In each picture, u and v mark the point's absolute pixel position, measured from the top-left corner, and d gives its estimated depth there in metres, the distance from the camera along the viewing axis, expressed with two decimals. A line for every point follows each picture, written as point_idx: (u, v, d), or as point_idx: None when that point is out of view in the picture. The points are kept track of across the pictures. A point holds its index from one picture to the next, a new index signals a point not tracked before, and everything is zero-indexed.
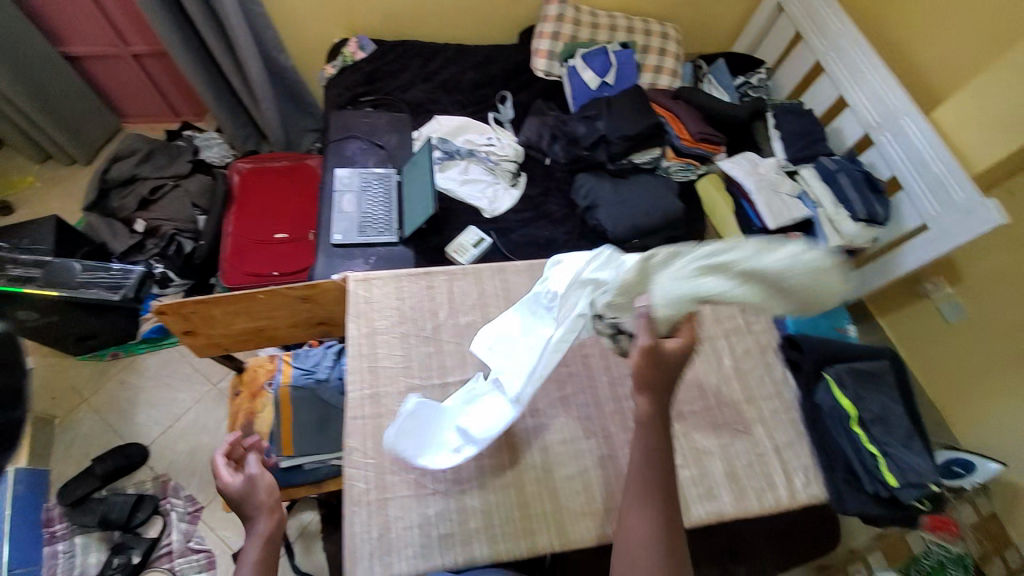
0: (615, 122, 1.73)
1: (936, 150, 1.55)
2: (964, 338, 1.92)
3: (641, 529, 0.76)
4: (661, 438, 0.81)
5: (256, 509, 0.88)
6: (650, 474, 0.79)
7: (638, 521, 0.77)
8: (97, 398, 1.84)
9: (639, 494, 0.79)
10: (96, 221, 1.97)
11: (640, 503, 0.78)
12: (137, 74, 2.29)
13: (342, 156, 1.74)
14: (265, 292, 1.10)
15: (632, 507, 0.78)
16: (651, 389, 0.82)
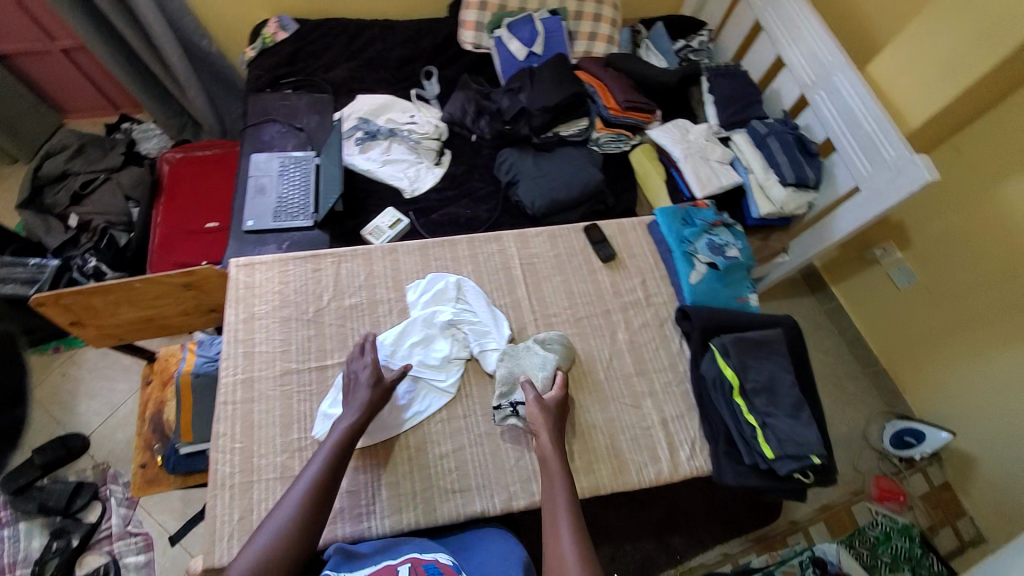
0: (536, 94, 1.67)
1: (868, 105, 1.43)
2: (916, 301, 1.82)
3: (563, 549, 0.79)
4: (562, 472, 0.89)
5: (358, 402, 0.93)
6: (559, 507, 0.85)
7: (560, 543, 0.81)
8: (37, 393, 1.82)
9: (554, 520, 0.84)
10: (30, 219, 1.86)
11: (553, 528, 0.83)
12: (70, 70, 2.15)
13: (259, 140, 1.70)
14: (141, 282, 1.10)
15: (550, 533, 0.83)
16: (546, 430, 0.93)
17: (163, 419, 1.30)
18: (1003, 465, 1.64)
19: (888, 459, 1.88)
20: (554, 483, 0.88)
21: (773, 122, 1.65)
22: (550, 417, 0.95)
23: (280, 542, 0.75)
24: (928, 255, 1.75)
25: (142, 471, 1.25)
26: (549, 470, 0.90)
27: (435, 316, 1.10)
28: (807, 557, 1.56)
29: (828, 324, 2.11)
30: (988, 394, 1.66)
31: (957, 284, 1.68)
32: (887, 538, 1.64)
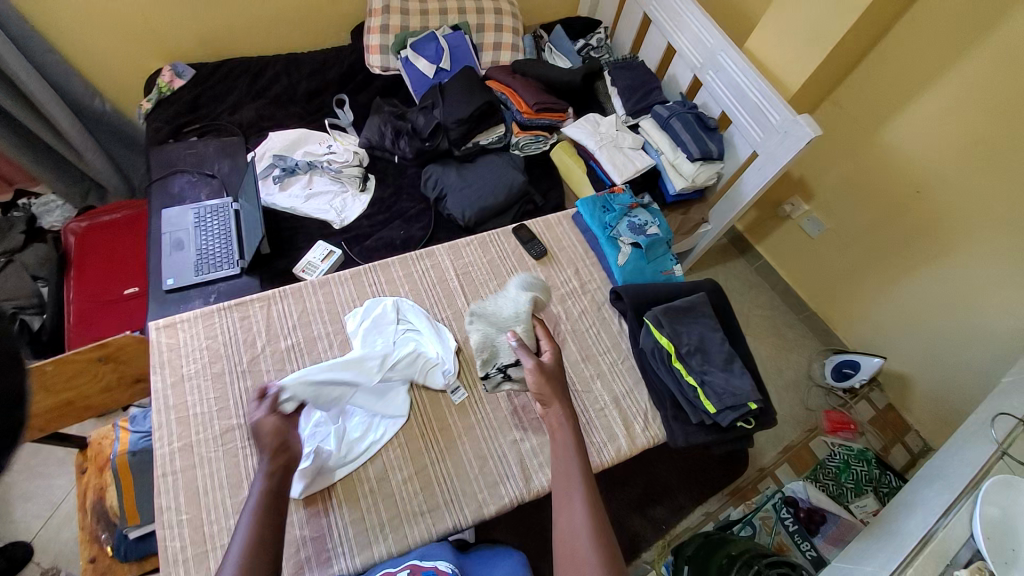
0: (449, 108, 1.70)
1: (750, 78, 1.55)
2: (829, 245, 1.98)
3: (577, 519, 0.77)
4: (572, 437, 0.86)
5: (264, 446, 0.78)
6: (572, 476, 0.82)
7: (572, 512, 0.78)
8: None
9: (567, 492, 0.82)
10: None
11: (564, 498, 0.81)
12: None
13: (168, 194, 1.62)
14: (51, 362, 1.03)
15: (563, 505, 0.80)
16: (557, 394, 0.91)
17: (107, 505, 1.17)
18: (927, 373, 1.85)
19: (834, 393, 2.02)
20: (564, 450, 0.86)
21: (672, 104, 1.75)
22: (555, 378, 0.93)
23: None
24: (831, 203, 1.91)
25: (91, 567, 1.11)
26: (561, 436, 0.88)
27: (372, 347, 1.06)
28: (778, 498, 1.67)
29: (758, 280, 2.27)
30: (903, 316, 1.85)
31: (862, 223, 1.85)
32: (847, 465, 1.77)
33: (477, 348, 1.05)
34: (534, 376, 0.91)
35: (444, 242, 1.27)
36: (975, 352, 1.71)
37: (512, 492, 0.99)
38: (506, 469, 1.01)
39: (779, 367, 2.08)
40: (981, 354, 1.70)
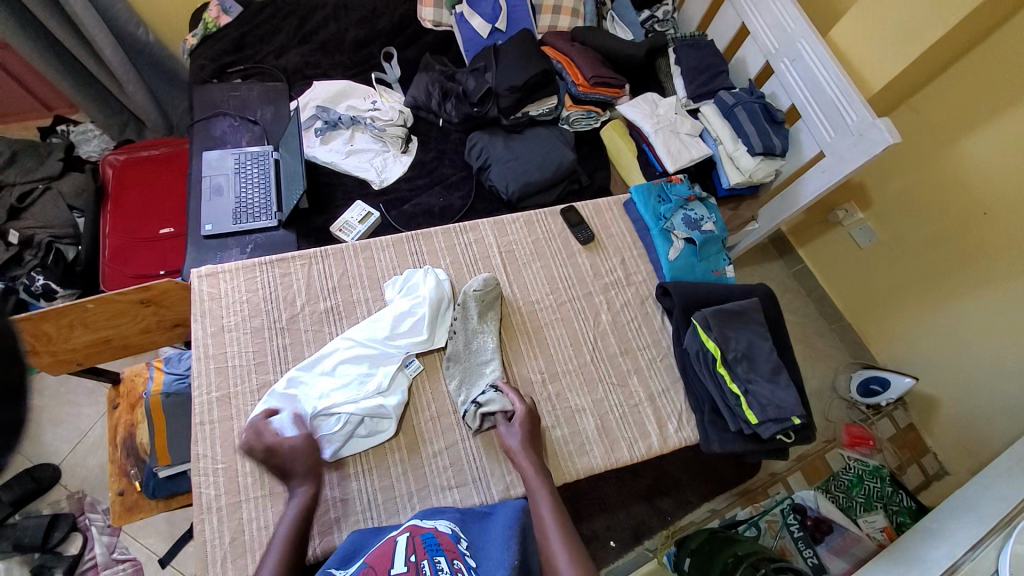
0: (502, 73, 1.61)
1: (832, 70, 1.43)
2: (877, 258, 1.88)
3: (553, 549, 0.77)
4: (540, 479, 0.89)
5: (303, 469, 0.85)
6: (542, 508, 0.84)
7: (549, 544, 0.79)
8: None
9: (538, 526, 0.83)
10: None
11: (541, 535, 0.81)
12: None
13: (210, 137, 1.59)
14: (93, 301, 1.04)
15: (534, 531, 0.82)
16: (524, 453, 0.92)
17: (137, 442, 1.23)
18: (962, 405, 1.74)
19: (857, 407, 1.95)
20: (537, 500, 0.86)
21: (738, 92, 1.65)
22: (525, 435, 0.94)
23: None
24: (888, 214, 1.80)
25: (120, 500, 1.19)
26: (534, 491, 0.87)
27: (373, 337, 1.02)
28: (787, 504, 1.68)
29: (794, 286, 2.18)
30: (943, 341, 1.75)
31: (917, 237, 1.74)
32: (859, 480, 1.77)
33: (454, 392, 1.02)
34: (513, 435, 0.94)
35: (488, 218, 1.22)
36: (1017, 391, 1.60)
37: None
38: None
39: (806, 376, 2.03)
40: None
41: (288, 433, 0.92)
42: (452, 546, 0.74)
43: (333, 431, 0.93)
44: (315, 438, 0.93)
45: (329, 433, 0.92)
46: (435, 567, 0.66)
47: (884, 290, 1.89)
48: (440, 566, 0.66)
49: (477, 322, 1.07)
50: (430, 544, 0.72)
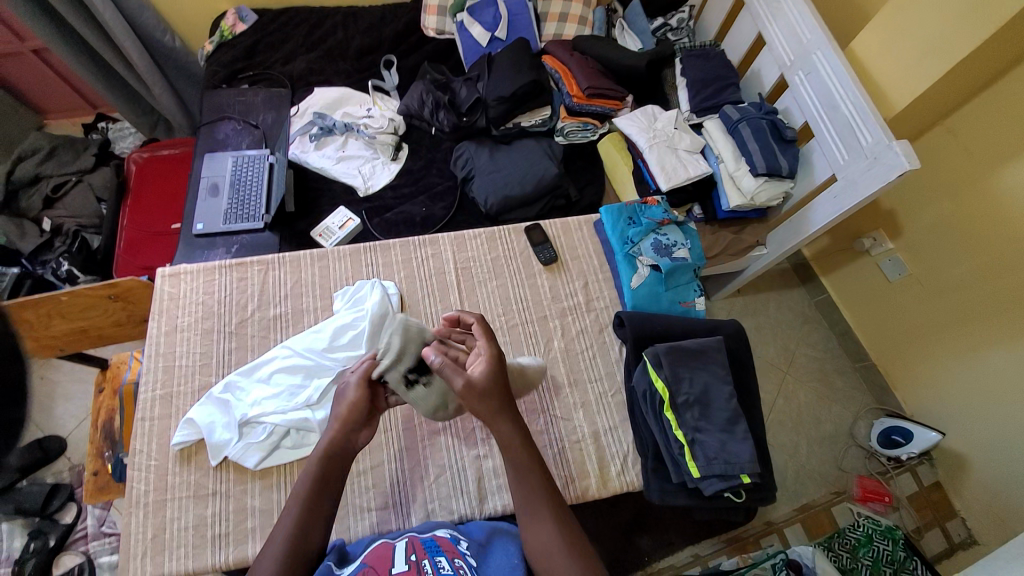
0: (492, 84, 1.59)
1: (848, 86, 1.28)
2: (907, 294, 1.68)
3: (547, 537, 0.76)
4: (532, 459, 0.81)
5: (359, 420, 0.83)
6: (539, 495, 0.80)
7: (540, 529, 0.77)
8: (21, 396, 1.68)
9: (534, 517, 0.79)
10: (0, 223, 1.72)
11: (529, 523, 0.78)
12: (44, 70, 1.97)
13: (213, 140, 1.67)
14: (65, 294, 1.13)
15: (532, 526, 0.78)
16: (499, 421, 0.80)
17: (114, 426, 1.27)
18: (991, 468, 1.53)
19: (876, 457, 1.76)
20: (529, 493, 0.80)
21: (746, 106, 1.52)
22: (493, 388, 0.80)
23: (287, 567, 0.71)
24: (921, 245, 1.60)
25: (92, 480, 1.22)
26: (528, 479, 0.81)
27: (312, 347, 1.03)
28: (780, 559, 1.44)
29: (816, 317, 2.00)
30: (980, 392, 1.54)
31: (954, 274, 1.53)
32: (868, 540, 1.53)
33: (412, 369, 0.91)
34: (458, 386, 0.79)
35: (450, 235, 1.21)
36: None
37: (462, 507, 0.97)
38: (461, 483, 0.99)
39: (817, 417, 1.84)
40: None
41: (217, 437, 0.95)
42: (451, 547, 0.82)
43: (260, 440, 0.95)
44: (242, 445, 0.95)
45: (255, 442, 0.95)
46: (435, 566, 0.74)
47: (914, 330, 1.68)
48: (441, 565, 0.75)
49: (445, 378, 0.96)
50: (430, 546, 0.81)
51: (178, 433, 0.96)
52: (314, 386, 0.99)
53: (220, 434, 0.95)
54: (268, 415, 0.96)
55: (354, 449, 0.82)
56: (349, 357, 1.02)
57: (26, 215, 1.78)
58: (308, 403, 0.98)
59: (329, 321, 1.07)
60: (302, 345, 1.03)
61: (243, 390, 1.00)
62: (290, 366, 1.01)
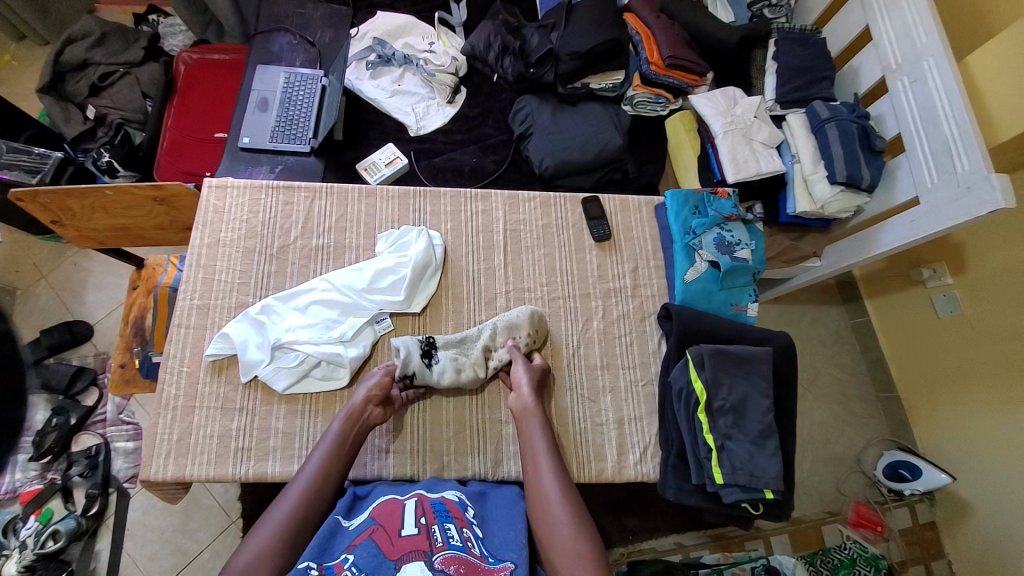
0: (568, 36, 1.47)
1: (955, 104, 1.13)
2: (956, 335, 1.57)
3: (548, 489, 0.85)
4: (539, 419, 0.93)
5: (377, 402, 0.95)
6: (540, 446, 0.90)
7: (544, 484, 0.86)
8: (56, 277, 1.69)
9: (537, 465, 0.88)
10: (47, 104, 1.69)
11: (536, 473, 0.87)
12: None
13: (267, 51, 1.59)
14: (111, 189, 1.11)
15: (533, 473, 0.88)
16: (527, 390, 0.96)
17: (145, 326, 1.29)
18: (999, 525, 1.48)
19: (876, 486, 1.71)
20: (534, 446, 0.90)
21: (837, 106, 1.39)
22: (533, 379, 0.98)
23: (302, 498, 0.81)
24: (983, 286, 1.48)
25: (120, 371, 1.25)
26: (527, 421, 0.94)
27: (351, 286, 1.05)
28: (761, 564, 1.45)
29: (849, 339, 1.88)
30: (1007, 448, 1.46)
31: (1008, 325, 1.42)
32: (851, 563, 1.51)
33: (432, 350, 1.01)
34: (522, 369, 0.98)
35: (501, 195, 1.20)
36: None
37: (477, 466, 0.99)
38: (479, 445, 1.00)
39: (829, 438, 1.77)
40: None
41: (250, 355, 0.98)
42: (460, 514, 0.82)
43: (290, 366, 0.98)
44: (272, 367, 0.98)
45: (286, 366, 0.98)
46: (445, 534, 0.76)
47: (952, 372, 1.59)
48: (450, 533, 0.76)
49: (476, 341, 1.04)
50: (440, 510, 0.81)
51: (213, 344, 0.99)
52: (349, 324, 1.02)
53: (253, 354, 0.98)
54: (301, 344, 0.99)
55: (371, 421, 0.93)
56: (386, 303, 1.04)
57: (71, 100, 1.74)
58: (343, 341, 1.01)
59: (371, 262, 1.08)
60: (343, 283, 1.05)
61: (279, 313, 1.03)
62: (328, 302, 1.03)
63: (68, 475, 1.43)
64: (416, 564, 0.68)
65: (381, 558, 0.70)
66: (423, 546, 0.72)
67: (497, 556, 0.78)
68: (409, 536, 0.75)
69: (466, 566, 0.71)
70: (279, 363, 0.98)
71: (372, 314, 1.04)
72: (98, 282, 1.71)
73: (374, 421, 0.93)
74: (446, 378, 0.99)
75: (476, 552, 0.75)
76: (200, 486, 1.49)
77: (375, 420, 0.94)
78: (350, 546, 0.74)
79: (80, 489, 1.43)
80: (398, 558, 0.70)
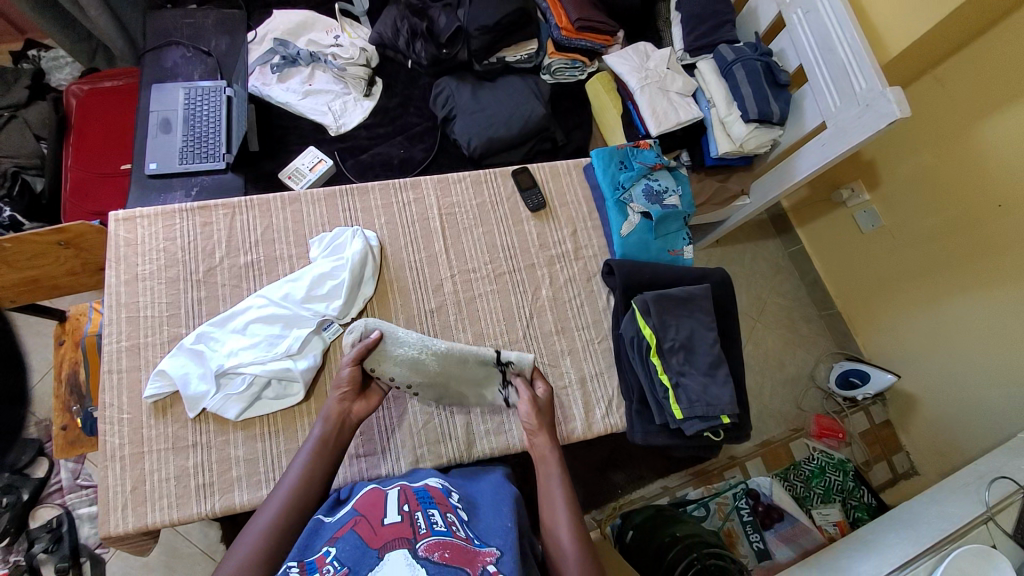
0: (474, 10, 1.44)
1: (845, 28, 1.20)
2: (879, 246, 1.69)
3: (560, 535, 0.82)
4: (556, 456, 0.91)
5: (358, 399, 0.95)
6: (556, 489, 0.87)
7: (556, 528, 0.83)
8: None
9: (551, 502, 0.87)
10: None
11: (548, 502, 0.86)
12: None
13: (159, 68, 1.45)
14: (8, 240, 1.03)
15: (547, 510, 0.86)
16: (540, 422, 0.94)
17: (81, 380, 1.20)
18: (939, 408, 1.62)
19: (832, 398, 1.83)
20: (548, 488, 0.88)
21: (741, 46, 1.45)
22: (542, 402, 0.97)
23: (281, 528, 0.77)
24: (894, 197, 1.61)
25: (63, 434, 1.17)
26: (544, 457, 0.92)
27: (290, 297, 1.02)
28: (741, 489, 1.54)
29: (788, 267, 1.99)
30: (928, 342, 1.61)
31: (923, 226, 1.55)
32: (821, 471, 1.63)
33: (481, 380, 1.01)
34: (526, 407, 0.95)
35: (431, 181, 1.19)
36: (1017, 409, 1.42)
37: (451, 451, 1.01)
38: (449, 429, 1.03)
39: (782, 359, 1.87)
40: (1009, 402, 1.43)
41: (194, 389, 0.94)
42: (444, 499, 0.81)
43: (239, 392, 0.95)
44: (220, 397, 0.95)
45: (235, 393, 0.95)
46: (429, 520, 0.73)
47: (880, 278, 1.71)
48: (433, 519, 0.74)
49: (483, 376, 1.01)
50: (423, 497, 0.80)
51: (150, 385, 0.95)
52: (293, 338, 0.99)
53: (198, 386, 0.95)
54: (245, 367, 0.96)
55: (352, 417, 0.92)
56: (325, 313, 1.02)
57: None
58: (290, 354, 0.98)
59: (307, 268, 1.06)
60: (280, 296, 1.02)
61: (222, 334, 1.00)
62: (270, 317, 1.00)
63: (31, 553, 1.34)
64: (399, 552, 0.67)
65: (364, 550, 0.68)
66: (406, 534, 0.71)
67: (482, 540, 0.74)
68: (392, 524, 0.73)
69: (452, 550, 0.68)
70: (229, 390, 0.95)
71: (315, 326, 1.01)
72: (18, 346, 1.55)
73: (357, 416, 0.93)
74: (447, 397, 1.00)
75: (461, 534, 0.73)
76: (177, 534, 1.42)
77: (356, 411, 0.93)
78: (332, 539, 0.72)
79: (48, 564, 1.35)
80: (381, 547, 0.68)
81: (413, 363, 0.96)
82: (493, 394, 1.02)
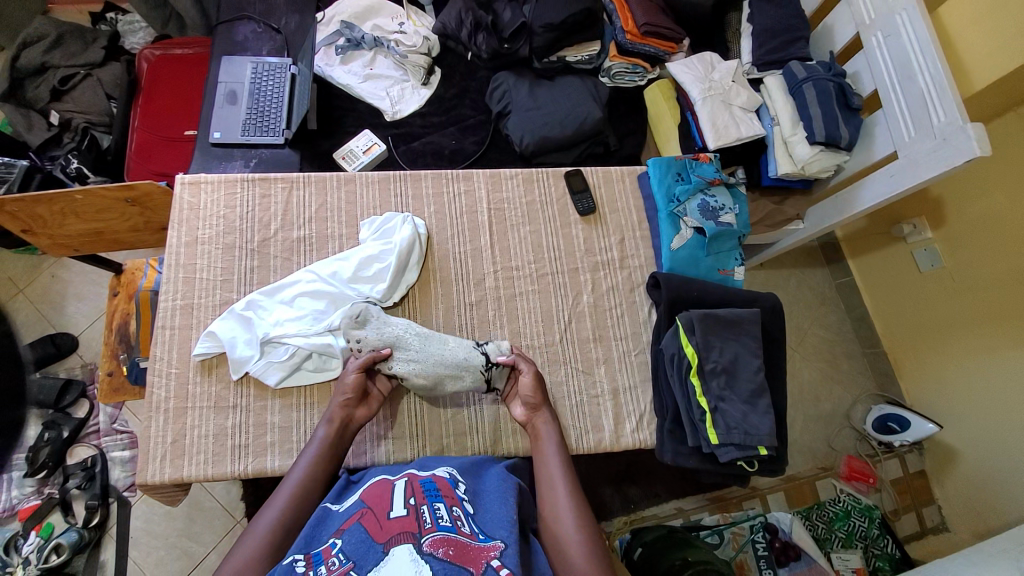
0: (540, 7, 1.42)
1: (929, 55, 1.13)
2: (938, 288, 1.59)
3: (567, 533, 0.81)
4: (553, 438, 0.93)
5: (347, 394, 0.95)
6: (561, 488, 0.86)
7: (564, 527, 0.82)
8: (33, 290, 1.64)
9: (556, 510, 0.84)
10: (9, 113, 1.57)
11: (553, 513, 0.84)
12: None
13: (231, 41, 1.50)
14: (80, 193, 1.09)
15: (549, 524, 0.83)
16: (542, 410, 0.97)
17: (129, 330, 1.26)
18: (982, 467, 1.51)
19: (866, 440, 1.73)
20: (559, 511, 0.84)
21: (814, 65, 1.38)
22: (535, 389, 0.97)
23: (287, 525, 0.79)
24: (964, 238, 1.50)
25: (108, 380, 1.23)
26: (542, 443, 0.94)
27: (338, 275, 1.05)
28: (759, 521, 1.49)
29: (834, 299, 1.90)
30: (992, 396, 1.47)
31: (987, 273, 1.45)
32: (845, 515, 1.57)
33: (454, 366, 0.98)
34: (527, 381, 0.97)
35: (482, 175, 1.19)
36: None
37: (476, 445, 1.02)
38: (475, 425, 1.03)
39: (819, 395, 1.79)
40: None
41: (239, 352, 0.98)
42: (450, 492, 0.80)
43: (281, 360, 0.98)
44: (263, 363, 0.98)
45: (276, 361, 0.98)
46: (434, 514, 0.73)
47: (937, 322, 1.61)
48: (439, 514, 0.73)
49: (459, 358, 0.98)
50: (429, 490, 0.79)
51: (200, 344, 0.99)
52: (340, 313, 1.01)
53: (242, 350, 0.98)
54: (285, 337, 0.99)
55: (354, 422, 0.93)
56: (366, 296, 1.03)
57: (32, 107, 1.62)
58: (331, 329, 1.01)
59: (355, 249, 1.08)
60: (330, 273, 1.05)
61: (275, 305, 1.03)
62: (321, 294, 1.03)
63: (65, 488, 1.42)
64: (404, 546, 0.65)
65: (369, 543, 0.68)
66: (412, 528, 0.70)
67: (487, 533, 0.73)
68: (398, 517, 0.72)
69: (456, 547, 0.67)
70: (272, 357, 0.98)
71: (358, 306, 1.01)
72: (78, 291, 1.65)
73: (359, 421, 0.94)
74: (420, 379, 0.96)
75: (466, 531, 0.72)
76: (202, 489, 1.48)
77: (358, 417, 0.94)
78: (339, 531, 0.72)
79: (78, 501, 1.43)
80: (387, 541, 0.68)
81: (394, 339, 0.98)
82: (471, 377, 0.98)
